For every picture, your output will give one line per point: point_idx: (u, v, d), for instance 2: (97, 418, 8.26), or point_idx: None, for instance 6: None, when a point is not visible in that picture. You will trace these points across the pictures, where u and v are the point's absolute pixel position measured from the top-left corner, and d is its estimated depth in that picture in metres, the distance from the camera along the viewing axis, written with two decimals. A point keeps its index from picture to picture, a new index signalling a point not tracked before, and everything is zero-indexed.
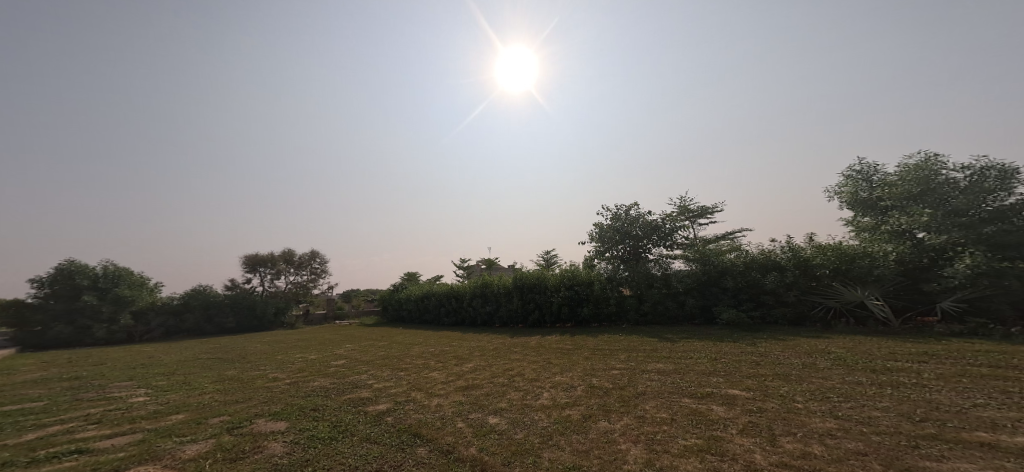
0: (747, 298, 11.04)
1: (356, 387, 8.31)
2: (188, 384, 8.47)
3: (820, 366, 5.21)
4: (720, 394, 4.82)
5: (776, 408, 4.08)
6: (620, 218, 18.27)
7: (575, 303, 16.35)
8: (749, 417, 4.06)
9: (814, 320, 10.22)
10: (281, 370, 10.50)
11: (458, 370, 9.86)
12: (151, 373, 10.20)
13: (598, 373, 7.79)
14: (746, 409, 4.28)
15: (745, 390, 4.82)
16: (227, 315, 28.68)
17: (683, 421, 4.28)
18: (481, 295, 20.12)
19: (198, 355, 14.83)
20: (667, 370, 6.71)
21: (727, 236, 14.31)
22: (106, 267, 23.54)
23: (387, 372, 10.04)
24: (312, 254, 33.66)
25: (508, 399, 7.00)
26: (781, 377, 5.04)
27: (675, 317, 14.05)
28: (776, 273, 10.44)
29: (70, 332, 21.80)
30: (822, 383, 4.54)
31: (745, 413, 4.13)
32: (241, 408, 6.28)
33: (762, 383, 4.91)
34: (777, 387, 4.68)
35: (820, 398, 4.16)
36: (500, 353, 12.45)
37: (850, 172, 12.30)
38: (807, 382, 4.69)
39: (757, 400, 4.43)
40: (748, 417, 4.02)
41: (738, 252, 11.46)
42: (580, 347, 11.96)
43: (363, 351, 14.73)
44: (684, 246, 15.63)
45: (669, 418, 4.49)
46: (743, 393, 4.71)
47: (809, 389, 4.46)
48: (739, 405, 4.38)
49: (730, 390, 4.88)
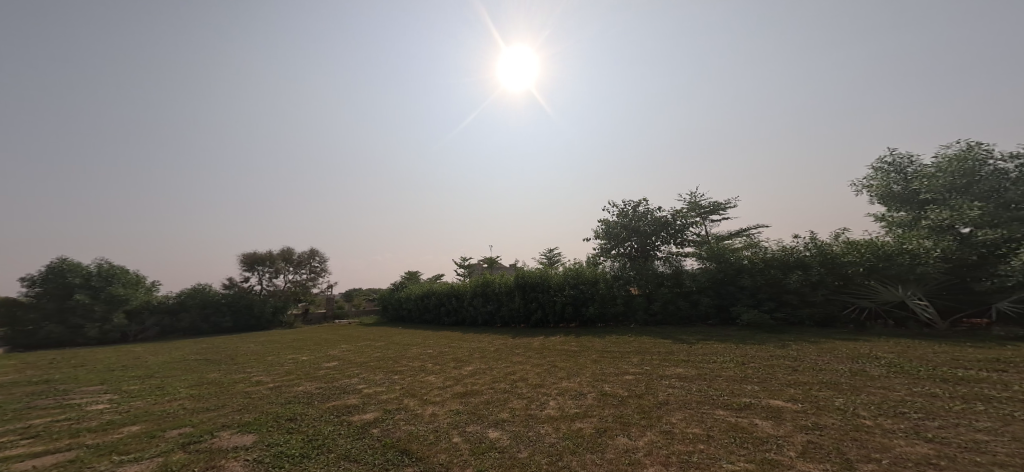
0: (766, 297, 10.27)
1: (343, 392, 7.59)
2: (161, 389, 7.76)
3: (876, 374, 4.42)
4: (761, 406, 4.04)
5: (838, 424, 3.31)
6: (627, 214, 17.52)
7: (579, 303, 15.61)
8: (806, 435, 3.29)
9: (846, 321, 9.49)
10: (267, 373, 9.78)
11: (456, 374, 9.12)
12: (128, 376, 9.52)
13: (609, 379, 7.02)
14: (799, 425, 3.50)
15: (791, 401, 4.04)
16: (224, 315, 28.13)
17: (722, 439, 3.51)
18: (482, 294, 19.39)
19: (187, 356, 14.17)
20: (688, 376, 5.93)
21: (742, 232, 13.52)
22: (99, 266, 22.94)
23: (380, 376, 9.31)
24: (312, 252, 33.07)
25: (510, 409, 6.25)
26: (831, 386, 4.25)
27: (687, 318, 13.26)
28: (800, 271, 9.66)
29: (62, 331, 21.25)
30: (887, 394, 3.76)
31: (799, 430, 3.37)
32: (209, 418, 5.56)
33: (810, 394, 4.12)
34: (830, 399, 3.90)
35: (893, 413, 3.37)
36: (501, 355, 11.73)
37: (881, 164, 11.52)
38: (867, 392, 3.90)
39: (810, 413, 3.65)
40: (806, 435, 3.25)
41: (755, 249, 10.71)
42: (586, 348, 11.20)
43: (358, 352, 14.04)
44: (696, 244, 14.83)
45: (703, 435, 3.72)
46: (790, 405, 3.93)
47: (873, 401, 3.68)
48: (789, 420, 3.61)
49: (773, 401, 4.10)
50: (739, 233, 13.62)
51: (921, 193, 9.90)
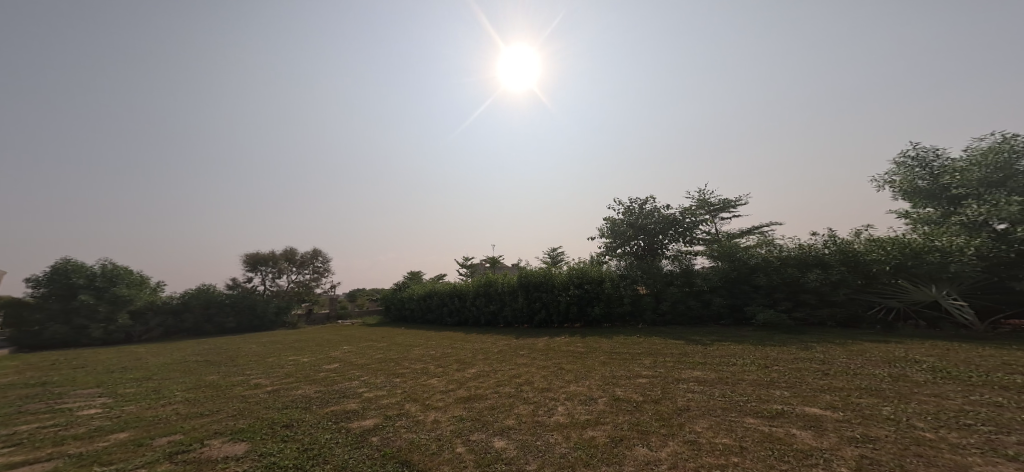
0: (782, 296, 9.93)
1: (343, 396, 7.33)
2: (157, 392, 7.54)
3: (920, 380, 4.08)
4: (795, 414, 3.72)
5: (890, 438, 2.97)
6: (634, 212, 17.19)
7: (585, 303, 15.30)
8: (855, 448, 2.96)
9: (872, 322, 9.11)
10: (266, 375, 9.54)
11: (459, 377, 8.83)
12: (125, 379, 9.31)
13: (621, 383, 6.71)
14: (843, 436, 3.17)
15: (829, 408, 3.72)
16: (227, 315, 28.06)
17: (759, 452, 3.19)
18: (485, 294, 19.11)
19: (188, 357, 13.99)
20: (707, 380, 5.62)
21: (753, 230, 13.17)
22: (103, 266, 22.85)
23: (381, 379, 9.04)
24: (314, 252, 32.94)
25: (517, 415, 5.96)
26: (873, 393, 3.92)
27: (697, 318, 12.91)
28: (818, 270, 9.31)
29: (66, 332, 21.20)
30: (941, 403, 3.43)
31: (847, 442, 3.05)
32: (202, 424, 5.31)
33: (848, 401, 3.80)
34: (875, 407, 3.56)
35: (952, 425, 3.04)
36: (505, 356, 11.44)
37: (904, 158, 11.11)
38: (917, 400, 3.56)
39: (855, 424, 3.32)
40: (857, 449, 2.92)
41: (770, 247, 10.37)
42: (593, 350, 10.88)
43: (360, 353, 13.81)
44: (705, 242, 14.47)
45: (735, 447, 3.39)
46: (828, 414, 3.61)
47: (925, 410, 3.34)
48: (832, 430, 3.27)
49: (809, 409, 3.78)
50: (750, 230, 13.26)
51: (952, 188, 9.48)
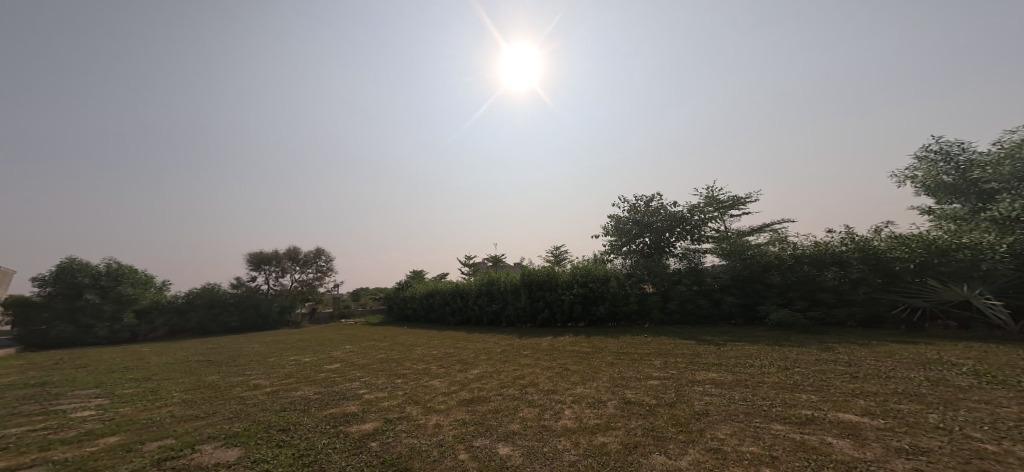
0: (796, 295, 9.67)
1: (342, 398, 7.14)
2: (155, 393, 7.38)
3: (962, 385, 3.81)
4: (829, 420, 3.58)
5: (941, 453, 2.70)
6: (640, 209, 16.91)
7: (590, 302, 15.04)
8: (905, 461, 2.70)
9: (896, 322, 8.71)
10: (265, 376, 9.37)
11: (461, 378, 8.62)
12: (124, 379, 9.18)
13: (630, 385, 6.47)
14: (888, 445, 2.93)
15: (867, 415, 3.56)
16: (231, 314, 28.07)
17: (795, 463, 2.93)
18: (488, 292, 18.89)
19: (189, 356, 13.88)
20: (724, 384, 5.42)
21: (763, 227, 12.86)
22: (108, 265, 22.87)
23: (383, 380, 8.85)
24: (317, 251, 32.90)
25: (521, 419, 5.73)
26: (916, 399, 3.68)
27: (706, 318, 12.61)
28: (836, 268, 9.04)
29: (72, 331, 21.23)
30: (995, 411, 3.18)
31: (894, 453, 2.80)
32: (196, 428, 5.12)
33: (885, 406, 3.70)
34: (920, 415, 3.30)
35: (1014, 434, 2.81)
36: (509, 356, 11.22)
37: (927, 153, 10.88)
38: (967, 408, 3.29)
39: (902, 432, 3.07)
40: (909, 462, 2.67)
41: (783, 244, 10.20)
42: (599, 350, 10.63)
43: (362, 353, 13.64)
44: (714, 240, 14.19)
45: (766, 457, 3.13)
46: (866, 420, 3.47)
47: (978, 417, 3.11)
48: (874, 439, 3.03)
49: (844, 415, 3.64)
50: (760, 228, 12.96)
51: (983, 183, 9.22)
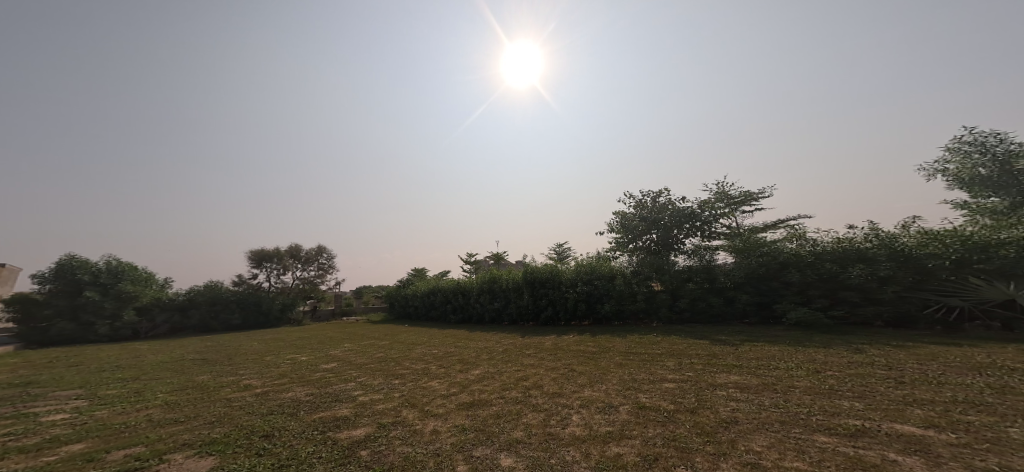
0: (816, 294, 9.16)
1: (332, 401, 6.69)
2: (139, 394, 7.00)
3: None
4: (887, 433, 3.22)
5: None
6: (647, 206, 16.41)
7: (594, 300, 14.57)
8: None
9: (929, 323, 8.02)
10: (257, 376, 8.97)
11: (462, 380, 8.18)
12: (112, 378, 8.83)
13: (643, 388, 6.02)
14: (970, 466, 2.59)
15: (930, 428, 3.20)
16: (232, 312, 27.82)
17: None
18: (489, 290, 18.45)
19: (184, 355, 13.55)
20: (750, 388, 5.09)
21: (777, 224, 12.33)
22: (107, 262, 22.65)
23: (379, 381, 8.43)
24: (319, 249, 32.64)
25: (525, 426, 5.28)
26: (984, 409, 3.41)
27: (718, 317, 12.06)
28: (862, 265, 8.53)
29: (73, 328, 20.98)
30: None
31: None
32: (173, 433, 4.71)
33: (946, 414, 3.43)
34: (1000, 430, 2.99)
35: None
36: (512, 356, 10.79)
37: (961, 144, 10.46)
38: None
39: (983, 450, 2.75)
40: None
41: (801, 241, 9.76)
42: (606, 350, 10.19)
43: (361, 352, 13.25)
44: (725, 237, 13.67)
45: None
46: (928, 431, 3.16)
47: None
48: (952, 459, 2.69)
49: (905, 428, 3.26)
50: (774, 224, 12.43)
51: None
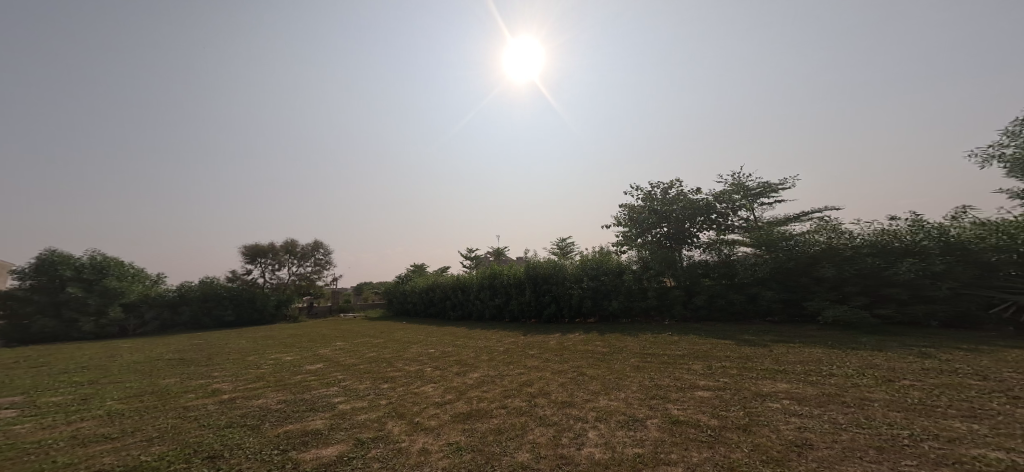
0: (853, 291, 8.27)
1: (302, 411, 5.75)
2: (82, 402, 6.05)
3: None
4: None
5: None
6: (656, 198, 15.44)
7: (601, 297, 13.64)
8: None
9: (996, 324, 7.06)
10: (228, 378, 8.02)
11: (458, 385, 7.24)
12: (67, 382, 7.89)
13: (671, 397, 5.05)
14: None
15: None
16: (226, 308, 26.94)
17: None
18: (489, 286, 17.53)
19: (163, 354, 12.65)
20: (807, 400, 3.82)
21: (801, 216, 11.37)
22: (90, 257, 21.72)
23: (365, 385, 7.48)
24: (314, 245, 31.72)
25: (532, 447, 4.34)
26: None
27: (738, 315, 11.09)
28: (912, 259, 7.56)
29: (55, 325, 20.02)
30: None
31: None
32: (92, 456, 3.80)
33: None
34: None
35: None
36: (514, 357, 9.87)
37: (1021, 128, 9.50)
38: None
39: None
40: None
41: (834, 233, 8.81)
42: (618, 350, 9.25)
43: (351, 352, 12.31)
44: (743, 230, 12.69)
45: None
46: None
47: None
48: None
49: None
50: (797, 216, 11.46)
51: None
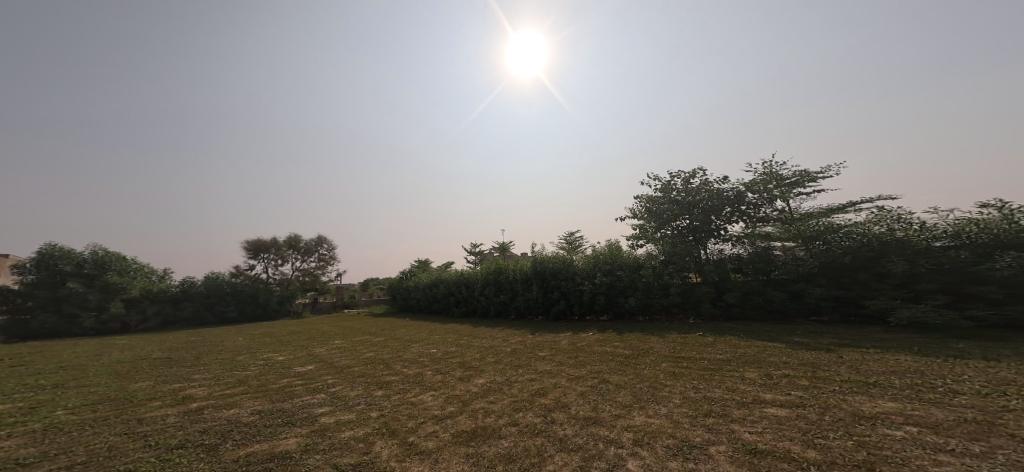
0: (928, 289, 7.25)
1: (263, 425, 4.77)
2: (27, 412, 5.14)
3: None
4: None
5: None
6: (677, 188, 14.25)
7: (616, 293, 12.58)
8: None
9: None
10: (205, 382, 7.10)
11: (461, 393, 6.26)
12: (27, 386, 7.00)
13: (743, 423, 3.98)
14: None
15: None
16: (229, 304, 26.35)
17: None
18: (495, 282, 16.53)
19: (152, 352, 11.81)
20: (949, 429, 3.05)
21: (848, 206, 10.24)
22: (91, 251, 20.99)
23: (357, 392, 6.55)
24: (318, 240, 31.13)
25: None
26: None
27: (776, 314, 9.95)
28: (1016, 252, 6.47)
29: (56, 321, 19.32)
30: None
31: None
32: None
33: None
34: None
35: None
36: (525, 359, 8.88)
37: None
38: None
39: None
40: None
41: (899, 224, 7.98)
42: (644, 353, 8.23)
43: (349, 352, 11.39)
44: (777, 223, 11.53)
45: None
46: None
47: None
48: None
49: None
50: (844, 207, 10.32)
51: None
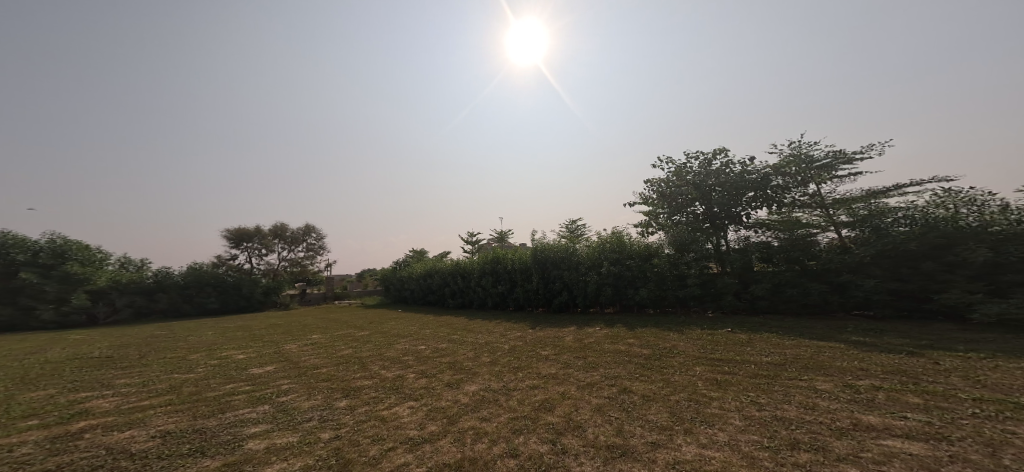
0: (1016, 281, 6.20)
1: (157, 458, 3.35)
2: None
3: None
4: None
5: None
6: (692, 171, 12.88)
7: (624, 284, 11.23)
8: None
9: None
10: (125, 387, 5.66)
11: (447, 406, 4.88)
12: None
13: (861, 465, 2.61)
14: None
15: None
16: (208, 295, 24.75)
17: None
18: (491, 272, 15.16)
19: (99, 348, 10.31)
20: None
21: (892, 190, 9.01)
22: (47, 239, 19.18)
23: (312, 402, 5.14)
24: (306, 229, 29.60)
25: None
26: None
27: (813, 308, 8.66)
28: None
29: (9, 314, 17.64)
30: None
31: None
32: None
33: None
34: None
35: None
36: (524, 359, 7.51)
37: None
38: None
39: None
40: None
41: (973, 209, 6.92)
42: (666, 353, 6.91)
43: (323, 348, 9.97)
44: (809, 208, 10.22)
45: None
46: None
47: None
48: None
49: None
50: (888, 191, 9.08)
51: None
